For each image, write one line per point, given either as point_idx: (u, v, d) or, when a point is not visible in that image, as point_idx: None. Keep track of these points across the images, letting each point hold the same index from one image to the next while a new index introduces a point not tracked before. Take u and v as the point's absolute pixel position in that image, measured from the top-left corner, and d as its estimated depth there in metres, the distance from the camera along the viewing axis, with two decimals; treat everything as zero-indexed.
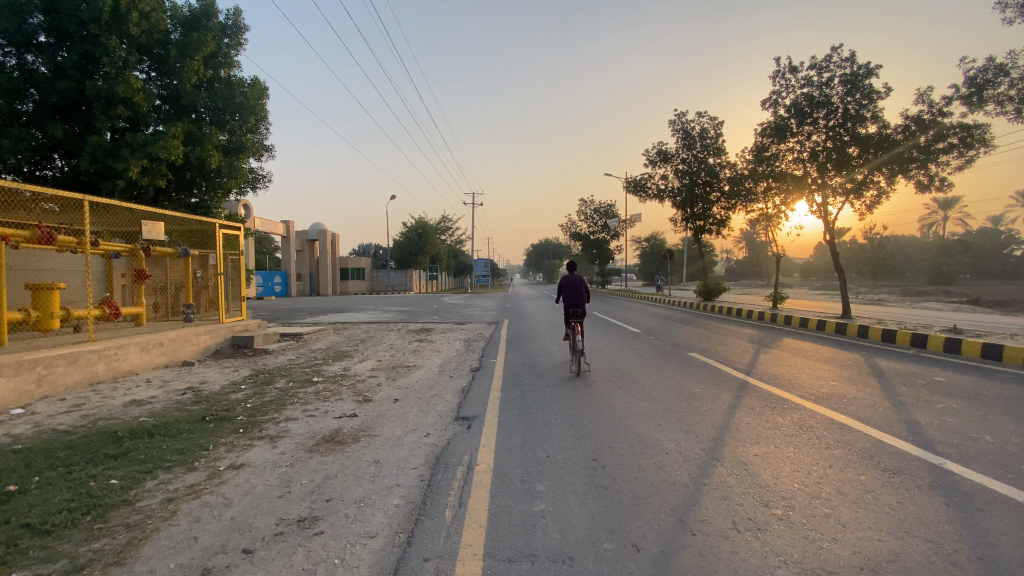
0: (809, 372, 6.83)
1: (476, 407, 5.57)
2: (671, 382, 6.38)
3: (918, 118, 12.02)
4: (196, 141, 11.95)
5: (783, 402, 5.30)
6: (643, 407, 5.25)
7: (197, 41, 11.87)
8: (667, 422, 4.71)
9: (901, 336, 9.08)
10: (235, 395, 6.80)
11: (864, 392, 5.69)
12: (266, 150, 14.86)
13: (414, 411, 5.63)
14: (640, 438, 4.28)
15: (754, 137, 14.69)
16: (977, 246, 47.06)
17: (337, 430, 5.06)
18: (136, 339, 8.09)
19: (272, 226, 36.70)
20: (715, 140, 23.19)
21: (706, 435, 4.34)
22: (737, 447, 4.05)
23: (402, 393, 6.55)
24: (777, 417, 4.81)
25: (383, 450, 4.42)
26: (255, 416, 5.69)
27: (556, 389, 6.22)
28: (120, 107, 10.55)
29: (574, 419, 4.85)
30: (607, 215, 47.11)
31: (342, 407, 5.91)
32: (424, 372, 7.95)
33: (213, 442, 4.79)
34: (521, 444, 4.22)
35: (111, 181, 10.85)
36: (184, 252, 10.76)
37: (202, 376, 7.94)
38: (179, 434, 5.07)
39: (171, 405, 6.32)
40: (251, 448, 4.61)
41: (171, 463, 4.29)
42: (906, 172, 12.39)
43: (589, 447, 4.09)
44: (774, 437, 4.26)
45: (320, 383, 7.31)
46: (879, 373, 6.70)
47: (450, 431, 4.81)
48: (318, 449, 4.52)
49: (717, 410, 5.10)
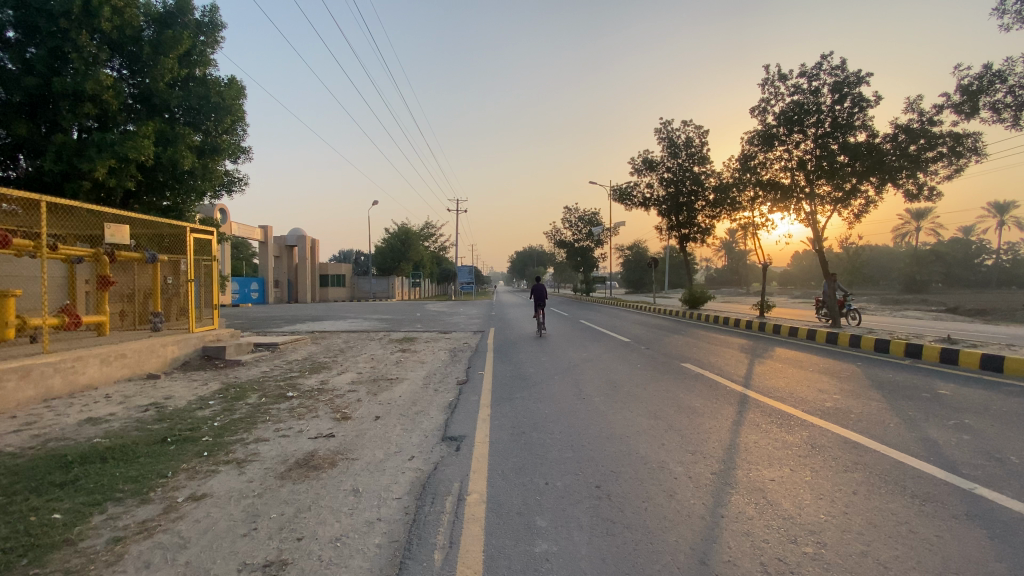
0: (808, 384, 6.60)
1: (464, 425, 5.19)
2: (668, 396, 6.08)
3: (907, 127, 12.05)
4: (169, 142, 11.38)
5: (789, 418, 5.03)
6: (644, 424, 4.94)
7: (173, 38, 11.34)
8: (670, 441, 4.39)
9: (896, 346, 8.97)
10: (202, 412, 6.28)
11: (871, 407, 5.46)
12: (243, 152, 14.37)
13: (397, 430, 5.22)
14: (644, 460, 3.95)
15: (741, 145, 14.62)
16: (949, 255, 48.29)
17: (313, 453, 4.62)
18: (96, 350, 7.50)
19: (249, 232, 35.72)
20: (700, 149, 23.21)
21: (715, 456, 4.03)
22: (749, 470, 3.74)
23: (384, 409, 6.12)
24: (785, 435, 4.53)
25: (363, 477, 4.01)
26: (222, 436, 5.20)
27: (548, 405, 5.86)
28: (88, 104, 9.97)
29: (571, 439, 4.50)
30: (591, 224, 47.04)
31: (318, 426, 5.46)
32: (408, 386, 7.53)
33: (175, 468, 4.33)
34: (517, 469, 3.86)
35: (76, 182, 10.24)
36: (152, 257, 10.14)
37: (168, 391, 7.40)
38: (136, 458, 4.57)
39: (131, 423, 5.79)
40: (215, 475, 4.15)
41: (124, 493, 3.80)
42: (895, 181, 12.42)
43: (589, 471, 3.75)
44: (788, 458, 3.98)
45: (295, 398, 6.84)
46: (881, 385, 6.51)
47: (436, 453, 4.42)
48: (290, 476, 4.08)
49: (722, 427, 4.81)
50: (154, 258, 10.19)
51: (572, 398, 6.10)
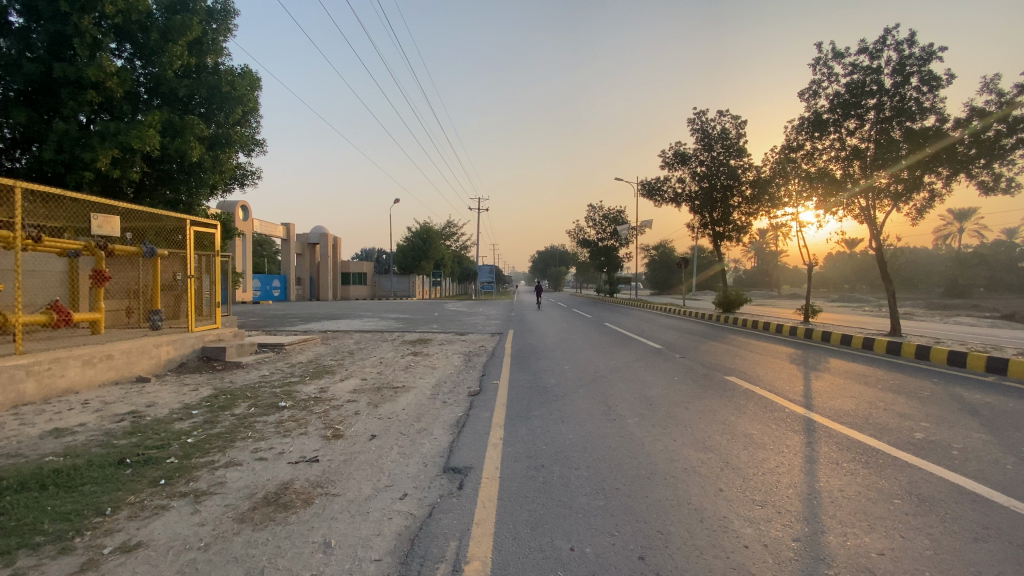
0: (884, 406, 5.55)
1: (471, 452, 4.34)
2: (715, 419, 5.11)
3: (983, 109, 10.76)
4: (177, 132, 10.78)
5: (873, 454, 4.04)
6: (691, 458, 4.00)
7: (182, 24, 10.71)
8: (729, 486, 3.44)
9: (975, 360, 7.78)
10: (182, 424, 5.57)
11: (974, 439, 4.42)
12: (257, 145, 13.87)
13: (393, 455, 4.40)
14: (698, 515, 3.03)
15: (787, 133, 13.51)
16: (993, 259, 45.69)
17: (287, 485, 3.82)
18: (78, 351, 6.88)
19: (272, 229, 35.55)
20: (736, 140, 21.86)
21: (793, 511, 3.07)
22: (845, 537, 2.79)
23: (382, 426, 5.31)
24: (876, 479, 3.55)
25: (338, 523, 3.18)
26: (191, 458, 4.45)
27: (571, 427, 4.96)
28: (90, 91, 9.44)
29: (601, 479, 3.62)
30: (616, 222, 45.75)
31: (303, 448, 4.68)
32: (415, 396, 6.71)
33: (120, 501, 3.58)
34: (533, 524, 2.99)
35: (79, 173, 9.70)
36: (151, 251, 9.46)
37: (153, 396, 6.74)
38: (83, 485, 3.84)
39: (97, 437, 5.08)
40: (162, 515, 3.37)
41: (42, 539, 3.05)
42: (967, 172, 11.11)
43: (628, 532, 2.85)
44: (891, 518, 3.00)
45: (287, 409, 6.09)
46: (977, 410, 5.38)
47: (433, 492, 3.56)
48: (251, 519, 3.27)
49: (792, 465, 3.84)
50: (152, 253, 9.48)
51: (600, 419, 5.19)
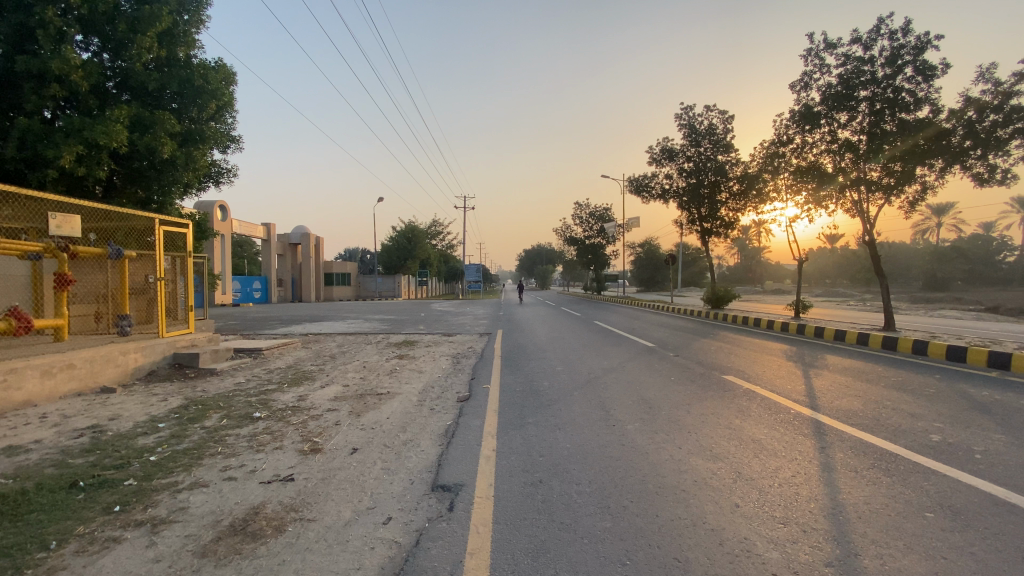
0: (892, 406, 5.33)
1: (461, 466, 4.00)
2: (720, 423, 4.84)
3: (979, 99, 10.68)
4: (146, 128, 10.18)
5: (893, 460, 3.79)
6: (699, 468, 3.71)
7: (151, 14, 9.99)
8: (745, 501, 3.15)
9: (976, 355, 7.61)
10: (147, 438, 5.13)
11: (993, 441, 4.20)
12: (234, 142, 13.32)
13: (377, 470, 4.04)
14: (717, 538, 2.73)
15: (778, 126, 13.36)
16: (970, 252, 46.49)
17: (258, 510, 3.43)
18: (36, 361, 6.38)
19: (252, 229, 34.62)
20: (724, 136, 21.70)
21: (819, 530, 2.79)
22: (883, 560, 2.51)
23: (365, 438, 4.93)
24: (903, 489, 3.28)
25: (313, 555, 2.82)
26: (152, 479, 4.04)
27: (569, 435, 4.65)
28: (53, 85, 8.85)
29: (607, 495, 3.30)
30: (603, 220, 45.60)
31: (277, 464, 4.29)
32: (399, 403, 6.34)
33: (67, 533, 3.16)
34: (535, 553, 2.65)
35: (42, 172, 9.09)
36: (116, 253, 8.95)
37: (118, 408, 6.26)
38: (27, 514, 3.41)
39: (51, 456, 4.62)
40: (113, 549, 2.96)
41: None
42: (960, 163, 11.05)
43: (642, 561, 2.54)
44: (928, 535, 2.73)
45: (262, 420, 5.68)
46: (988, 408, 5.18)
47: (421, 515, 3.21)
48: (214, 553, 2.89)
49: (809, 474, 3.55)
50: (118, 254, 8.97)
51: (598, 426, 4.87)
